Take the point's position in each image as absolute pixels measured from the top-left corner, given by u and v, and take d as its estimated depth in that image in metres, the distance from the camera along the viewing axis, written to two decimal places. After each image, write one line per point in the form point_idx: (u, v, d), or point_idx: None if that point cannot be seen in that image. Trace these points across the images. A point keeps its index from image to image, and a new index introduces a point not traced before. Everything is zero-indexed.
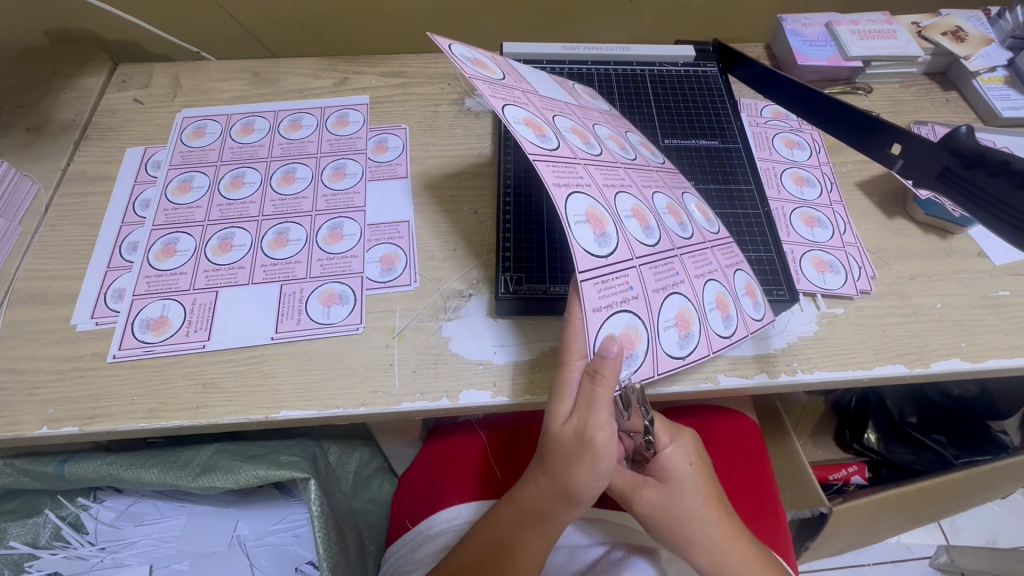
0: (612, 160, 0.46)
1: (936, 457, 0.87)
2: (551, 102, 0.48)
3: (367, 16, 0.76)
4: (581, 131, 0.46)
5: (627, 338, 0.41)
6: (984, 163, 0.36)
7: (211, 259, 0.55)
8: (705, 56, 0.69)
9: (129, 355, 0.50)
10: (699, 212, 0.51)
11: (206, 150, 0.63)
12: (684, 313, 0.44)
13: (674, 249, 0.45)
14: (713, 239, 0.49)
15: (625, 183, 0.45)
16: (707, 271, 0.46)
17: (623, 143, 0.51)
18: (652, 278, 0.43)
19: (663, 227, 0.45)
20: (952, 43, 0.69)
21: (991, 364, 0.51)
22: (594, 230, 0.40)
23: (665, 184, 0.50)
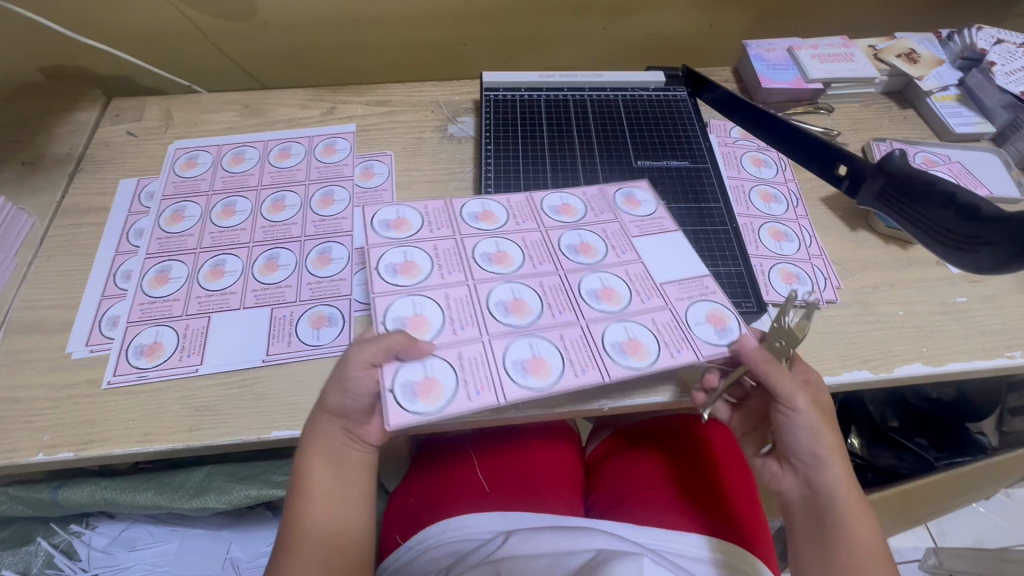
0: (553, 228, 0.54)
1: (918, 460, 0.89)
2: (602, 201, 0.57)
3: (352, 49, 0.79)
4: (588, 246, 0.53)
5: (401, 223, 0.52)
6: (925, 188, 0.39)
7: (203, 285, 0.57)
8: (674, 81, 0.72)
9: (123, 381, 0.51)
10: (533, 360, 0.44)
11: (198, 181, 0.65)
12: (426, 323, 0.46)
13: (473, 294, 0.48)
14: (495, 346, 0.45)
15: (509, 260, 0.51)
16: (454, 323, 0.46)
17: (596, 260, 0.52)
18: (455, 299, 0.47)
19: (489, 300, 0.48)
20: (906, 65, 0.74)
21: (950, 368, 0.54)
22: (476, 211, 0.54)
23: (565, 311, 0.48)
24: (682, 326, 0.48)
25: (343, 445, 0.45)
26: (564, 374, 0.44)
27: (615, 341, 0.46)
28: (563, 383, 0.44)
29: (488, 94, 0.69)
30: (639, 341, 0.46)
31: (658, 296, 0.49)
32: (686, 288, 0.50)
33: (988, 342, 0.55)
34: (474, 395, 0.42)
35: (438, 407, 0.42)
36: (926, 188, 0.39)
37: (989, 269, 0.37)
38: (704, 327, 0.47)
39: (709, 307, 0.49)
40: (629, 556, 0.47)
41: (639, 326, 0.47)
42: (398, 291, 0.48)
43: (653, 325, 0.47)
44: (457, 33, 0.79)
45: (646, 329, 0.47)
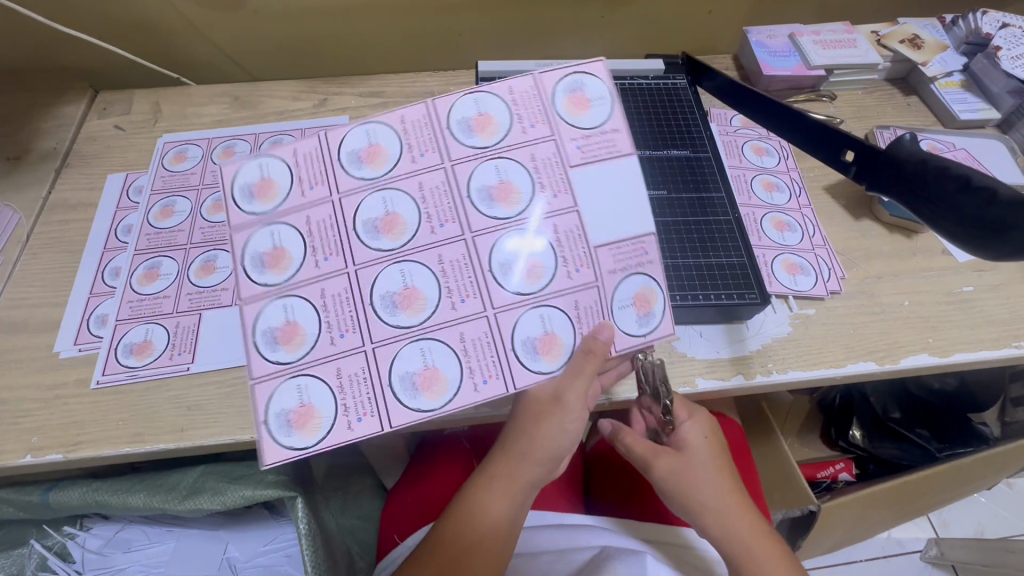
0: (468, 162, 0.44)
1: (921, 452, 0.88)
2: (535, 99, 0.44)
3: (344, 39, 0.77)
4: (503, 188, 0.43)
5: (267, 187, 0.43)
6: (931, 169, 0.37)
7: (193, 282, 0.55)
8: (674, 69, 0.71)
9: (112, 381, 0.50)
10: (424, 375, 0.42)
11: (187, 174, 0.64)
12: (301, 334, 0.42)
13: (355, 286, 0.42)
14: (381, 353, 0.42)
15: (390, 227, 0.43)
16: (335, 328, 0.42)
17: (515, 211, 0.43)
18: (330, 292, 0.42)
19: (371, 288, 0.42)
20: (910, 50, 0.72)
21: (957, 358, 0.53)
22: (351, 153, 0.44)
23: (468, 297, 0.43)
24: (603, 308, 0.44)
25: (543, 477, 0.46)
26: (460, 395, 0.42)
27: (526, 339, 0.43)
28: (460, 398, 0.42)
29: (484, 83, 0.68)
30: (554, 337, 0.43)
31: (591, 268, 0.43)
32: (628, 260, 0.44)
33: (995, 332, 0.54)
34: (355, 422, 0.41)
35: (318, 438, 0.40)
36: (938, 172, 0.37)
37: (1002, 257, 0.35)
38: (624, 316, 0.44)
39: (642, 283, 0.45)
40: (631, 552, 0.46)
41: (555, 318, 0.43)
42: (270, 290, 0.42)
43: (573, 309, 0.43)
44: (451, 22, 0.77)
45: (557, 318, 0.43)
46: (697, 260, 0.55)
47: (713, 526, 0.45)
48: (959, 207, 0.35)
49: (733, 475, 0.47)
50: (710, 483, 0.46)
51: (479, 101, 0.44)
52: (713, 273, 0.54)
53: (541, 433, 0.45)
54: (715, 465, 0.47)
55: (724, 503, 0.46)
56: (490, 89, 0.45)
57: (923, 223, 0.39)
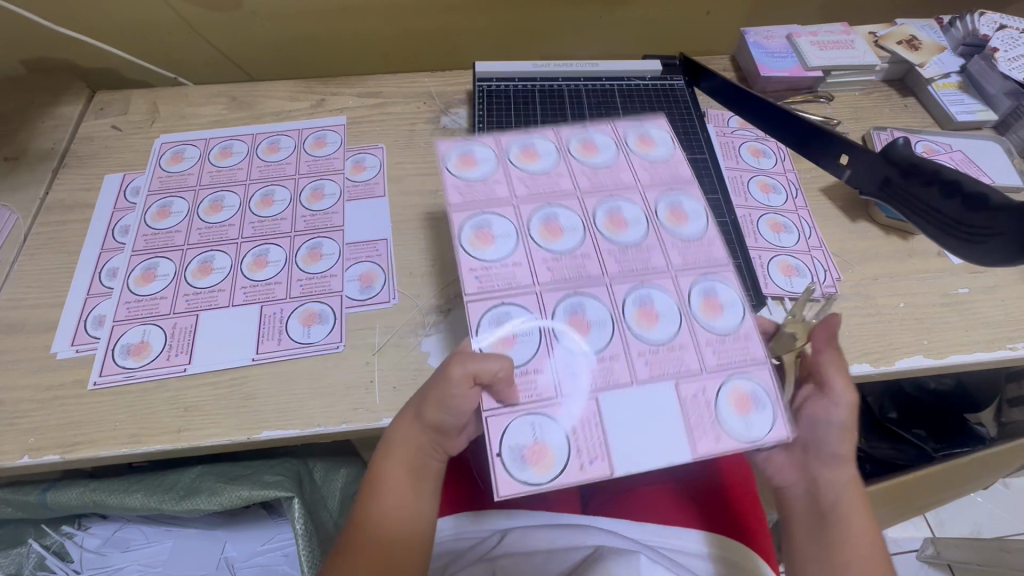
0: (634, 195, 0.47)
1: (918, 451, 0.88)
2: (700, 247, 0.45)
3: (343, 39, 0.77)
4: (616, 216, 0.46)
5: (589, 147, 0.49)
6: (919, 172, 0.38)
7: (191, 283, 0.56)
8: (671, 70, 0.71)
9: (109, 382, 0.50)
10: (479, 222, 0.44)
11: (185, 175, 0.64)
12: (470, 167, 0.47)
13: (513, 163, 0.48)
14: (468, 189, 0.46)
15: (553, 192, 0.46)
16: (490, 170, 0.47)
17: (609, 234, 0.45)
18: (502, 160, 0.48)
19: (512, 167, 0.47)
20: (908, 51, 0.72)
21: (952, 360, 0.53)
22: (638, 134, 0.51)
23: (537, 224, 0.45)
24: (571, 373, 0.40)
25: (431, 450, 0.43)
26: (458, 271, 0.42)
27: (502, 313, 0.41)
28: (466, 253, 0.43)
29: (481, 84, 0.68)
30: (570, 328, 0.41)
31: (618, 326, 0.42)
32: (580, 438, 0.38)
33: (990, 333, 0.55)
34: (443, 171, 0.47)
35: (444, 158, 0.47)
36: (929, 177, 0.37)
37: (994, 262, 0.35)
38: (518, 427, 0.39)
39: (555, 440, 0.38)
40: (627, 552, 0.46)
41: (529, 354, 0.41)
42: (524, 137, 0.49)
43: (572, 348, 0.41)
44: (450, 23, 0.77)
45: (529, 362, 0.40)
46: None
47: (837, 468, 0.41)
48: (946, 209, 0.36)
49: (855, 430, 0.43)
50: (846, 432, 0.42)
51: (681, 198, 0.47)
52: None
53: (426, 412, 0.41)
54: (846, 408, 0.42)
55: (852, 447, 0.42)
56: (691, 192, 0.48)
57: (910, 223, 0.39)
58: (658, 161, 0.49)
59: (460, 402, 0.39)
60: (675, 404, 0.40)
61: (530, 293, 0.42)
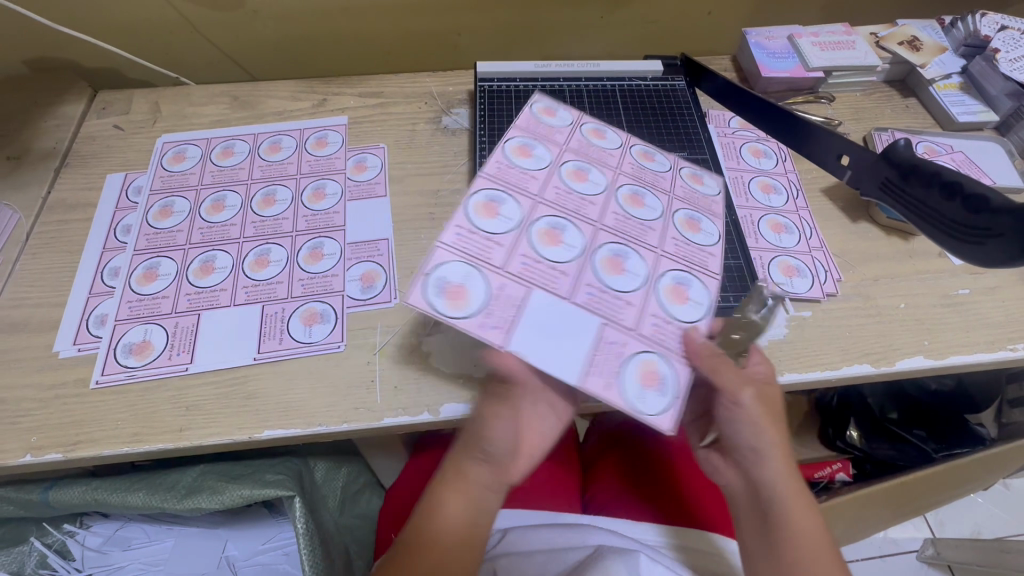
0: (663, 194, 0.52)
1: (919, 451, 0.88)
2: (696, 251, 0.50)
3: (344, 39, 0.77)
4: (632, 199, 0.51)
5: (649, 157, 0.56)
6: (922, 174, 0.39)
7: (192, 282, 0.56)
8: (672, 70, 0.71)
9: (111, 381, 0.50)
10: (525, 150, 0.51)
11: (187, 174, 0.64)
12: (554, 118, 0.55)
13: (585, 139, 0.55)
14: (535, 136, 0.53)
15: (599, 159, 0.53)
16: (570, 134, 0.54)
17: (626, 210, 0.50)
18: (582, 134, 0.55)
19: (589, 141, 0.55)
20: (909, 52, 0.72)
21: (952, 361, 0.53)
22: (644, 149, 0.56)
23: (568, 175, 0.51)
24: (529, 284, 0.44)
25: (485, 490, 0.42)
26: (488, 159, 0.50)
27: (499, 197, 0.47)
28: (501, 169, 0.49)
29: (483, 84, 0.68)
30: (547, 239, 0.46)
31: (583, 255, 0.47)
32: (496, 307, 0.43)
33: (990, 334, 0.55)
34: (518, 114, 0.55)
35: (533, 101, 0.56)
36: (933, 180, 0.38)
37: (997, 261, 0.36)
38: (460, 265, 0.43)
39: (474, 305, 0.42)
40: (627, 551, 0.47)
41: (504, 230, 0.46)
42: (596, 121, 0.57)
43: (535, 257, 0.46)
44: (451, 23, 0.77)
45: (498, 234, 0.45)
46: None
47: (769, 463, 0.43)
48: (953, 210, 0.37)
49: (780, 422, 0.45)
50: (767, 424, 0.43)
51: (683, 211, 0.52)
52: None
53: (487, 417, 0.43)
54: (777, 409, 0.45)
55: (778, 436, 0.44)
56: (713, 219, 0.53)
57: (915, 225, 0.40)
58: (653, 169, 0.54)
59: (514, 415, 0.43)
60: (592, 339, 0.44)
61: (529, 199, 0.48)
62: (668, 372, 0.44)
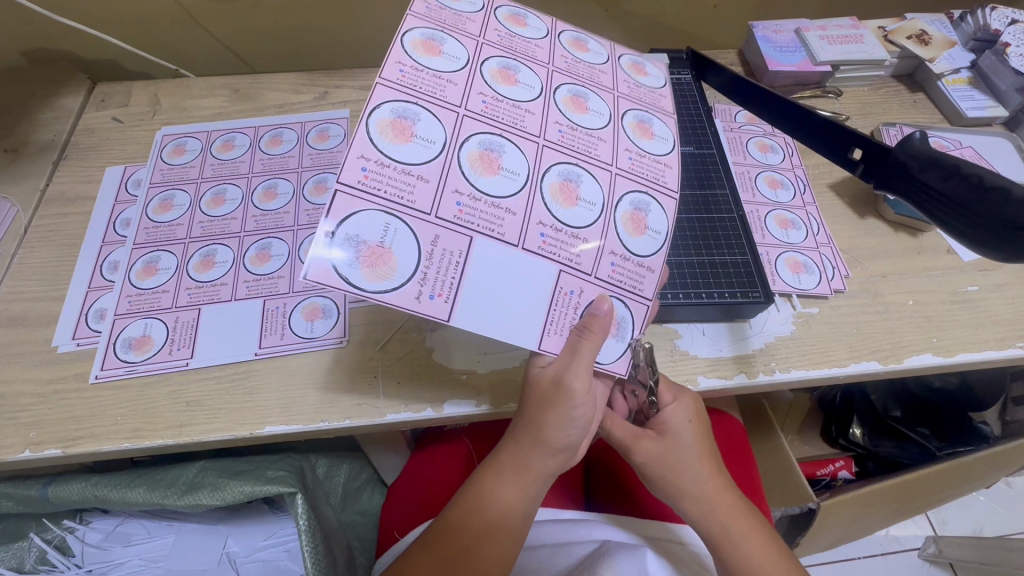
0: (607, 96, 0.46)
1: (920, 450, 0.88)
2: (652, 163, 0.44)
3: (346, 30, 0.77)
4: (582, 103, 0.44)
5: (582, 46, 0.49)
6: (938, 166, 0.37)
7: (193, 277, 0.55)
8: (679, 64, 0.70)
9: (111, 376, 0.50)
10: (504, 76, 0.42)
11: (187, 167, 0.63)
12: (500, 19, 0.46)
13: (529, 42, 0.46)
14: (484, 37, 0.43)
15: (525, 54, 0.45)
16: (511, 39, 0.45)
17: (577, 117, 0.43)
18: (524, 34, 0.46)
19: (554, 47, 0.47)
20: (917, 46, 0.71)
21: (961, 359, 0.52)
22: (633, 61, 0.51)
23: (508, 84, 0.42)
24: (472, 232, 0.37)
25: (545, 478, 0.44)
26: (385, 58, 0.38)
27: (408, 111, 0.37)
28: (422, 75, 0.39)
29: None
30: (483, 162, 0.39)
31: (532, 186, 0.40)
32: (430, 268, 0.36)
33: (999, 332, 0.54)
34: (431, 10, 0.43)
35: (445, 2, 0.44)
36: (951, 172, 0.35)
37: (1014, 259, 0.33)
38: (373, 217, 0.35)
39: (401, 263, 0.36)
40: (632, 548, 0.46)
41: (421, 158, 0.37)
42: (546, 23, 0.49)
43: (471, 194, 0.38)
44: None
45: (418, 165, 0.37)
46: (702, 257, 0.54)
47: (692, 509, 0.46)
48: (970, 204, 0.34)
49: (711, 456, 0.48)
50: (692, 467, 0.46)
51: (631, 115, 0.46)
52: (717, 272, 0.53)
53: (547, 424, 0.42)
54: (698, 448, 0.47)
55: (706, 482, 0.46)
56: (663, 120, 0.47)
57: (930, 221, 0.38)
58: (646, 86, 0.49)
59: (585, 408, 0.42)
60: (549, 291, 0.40)
61: (451, 111, 0.39)
62: (626, 312, 0.42)
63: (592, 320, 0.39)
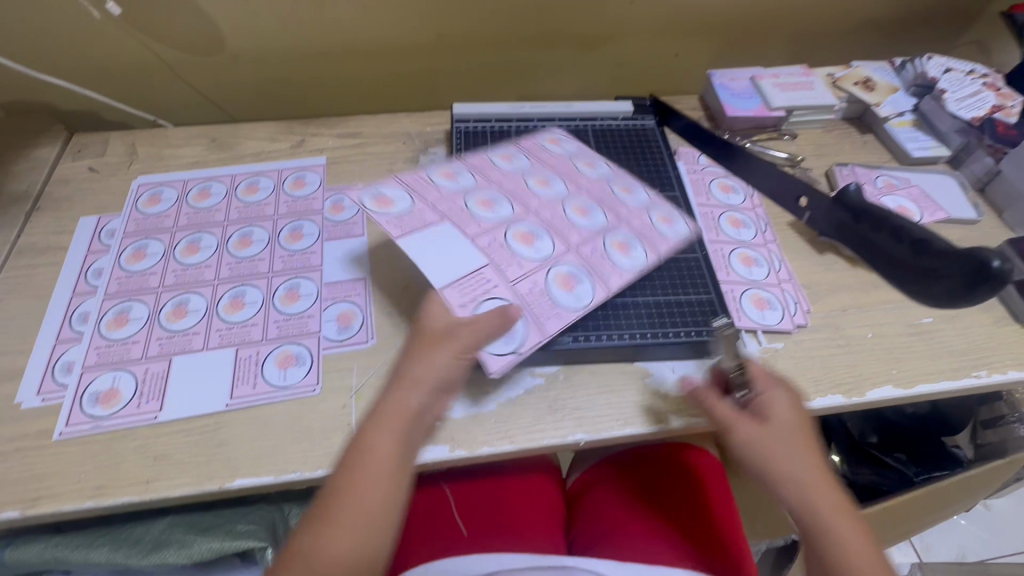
0: (613, 216, 0.60)
1: (898, 476, 0.89)
2: (606, 264, 0.56)
3: (325, 80, 0.80)
4: (575, 206, 0.60)
5: (600, 166, 0.65)
6: None
7: (164, 326, 0.55)
8: (643, 110, 0.74)
9: (76, 432, 0.49)
10: (541, 178, 0.62)
11: (162, 217, 0.64)
12: (571, 143, 0.68)
13: (574, 163, 0.65)
14: (538, 147, 0.66)
15: (568, 174, 0.63)
16: (554, 152, 0.66)
17: (569, 207, 0.60)
18: (574, 159, 0.65)
19: (588, 171, 0.64)
20: (863, 92, 0.76)
21: (919, 390, 0.54)
22: (640, 190, 0.63)
23: (539, 180, 0.62)
24: (453, 231, 0.54)
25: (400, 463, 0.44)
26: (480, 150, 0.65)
27: (461, 168, 0.61)
28: (482, 158, 0.63)
29: (460, 125, 0.70)
30: (484, 203, 0.58)
31: (504, 228, 0.56)
32: (406, 220, 0.54)
33: (955, 362, 0.56)
34: (530, 138, 0.67)
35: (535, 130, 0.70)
36: None
37: None
38: (402, 193, 0.56)
39: (397, 206, 0.55)
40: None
41: (455, 188, 0.59)
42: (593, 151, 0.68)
43: (460, 210, 0.56)
44: (430, 64, 0.81)
45: (452, 190, 0.58)
46: (669, 296, 0.56)
47: (791, 489, 0.45)
48: None
49: (811, 436, 0.47)
50: (791, 448, 0.46)
51: (618, 234, 0.58)
52: (684, 310, 0.55)
53: (387, 407, 0.45)
54: (798, 428, 0.47)
55: (804, 462, 0.46)
56: (648, 249, 0.57)
57: None
58: (660, 229, 0.59)
59: (422, 394, 0.45)
60: (469, 270, 0.52)
61: (487, 182, 0.60)
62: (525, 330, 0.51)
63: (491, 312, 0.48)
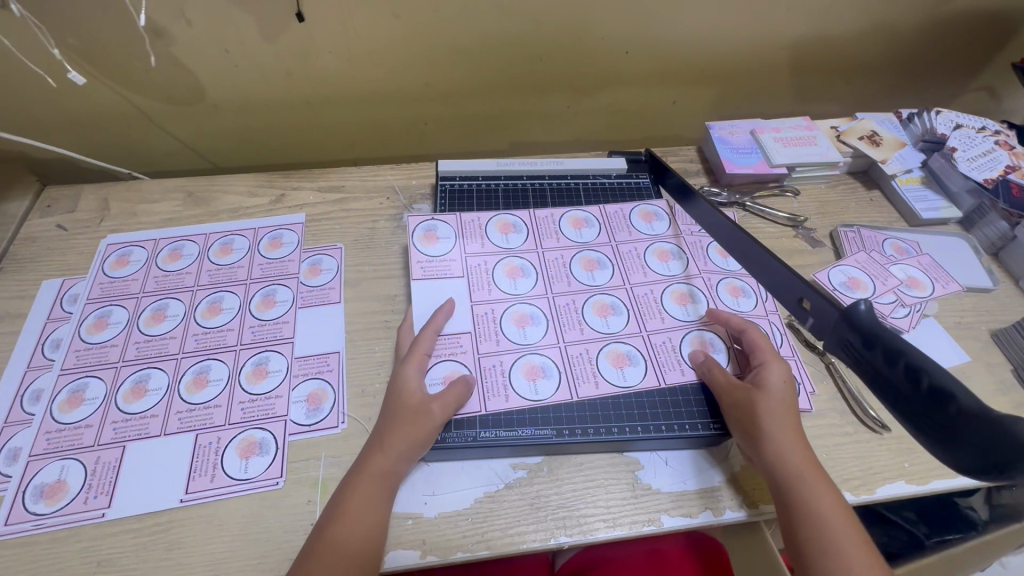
0: (634, 326, 0.57)
1: (908, 537, 0.84)
2: (590, 372, 0.53)
3: (308, 129, 0.78)
4: (599, 307, 0.58)
5: (667, 259, 0.62)
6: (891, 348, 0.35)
7: (121, 408, 0.51)
8: (638, 167, 0.71)
9: (16, 532, 0.45)
10: (591, 261, 0.62)
11: (128, 281, 0.61)
12: (660, 223, 0.65)
13: (640, 251, 0.63)
14: (612, 215, 0.66)
15: (625, 265, 0.62)
16: (634, 233, 0.64)
17: (598, 300, 0.58)
18: (640, 247, 0.63)
19: (648, 263, 0.62)
20: (869, 147, 0.73)
21: (935, 486, 0.50)
22: (687, 296, 0.59)
23: (590, 263, 0.61)
24: (462, 296, 0.57)
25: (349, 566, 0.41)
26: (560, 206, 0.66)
27: (516, 223, 0.64)
28: (552, 220, 0.65)
29: (444, 183, 0.67)
30: (512, 271, 0.60)
31: (510, 300, 0.58)
32: (428, 270, 0.59)
33: None
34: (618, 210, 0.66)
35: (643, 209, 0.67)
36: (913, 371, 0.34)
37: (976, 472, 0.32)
38: (445, 232, 0.62)
39: (432, 250, 0.61)
40: None
41: (502, 243, 0.62)
42: (671, 237, 0.64)
43: (482, 267, 0.60)
44: (417, 113, 0.79)
45: (495, 245, 0.62)
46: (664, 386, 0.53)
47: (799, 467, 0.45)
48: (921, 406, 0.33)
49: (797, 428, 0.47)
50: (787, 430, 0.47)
51: (624, 345, 0.55)
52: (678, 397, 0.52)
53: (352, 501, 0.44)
54: (788, 396, 0.49)
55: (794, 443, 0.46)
56: (651, 373, 0.54)
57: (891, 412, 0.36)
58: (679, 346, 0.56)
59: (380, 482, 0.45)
60: (455, 329, 0.55)
61: (535, 249, 0.62)
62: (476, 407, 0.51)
63: (450, 387, 0.50)
